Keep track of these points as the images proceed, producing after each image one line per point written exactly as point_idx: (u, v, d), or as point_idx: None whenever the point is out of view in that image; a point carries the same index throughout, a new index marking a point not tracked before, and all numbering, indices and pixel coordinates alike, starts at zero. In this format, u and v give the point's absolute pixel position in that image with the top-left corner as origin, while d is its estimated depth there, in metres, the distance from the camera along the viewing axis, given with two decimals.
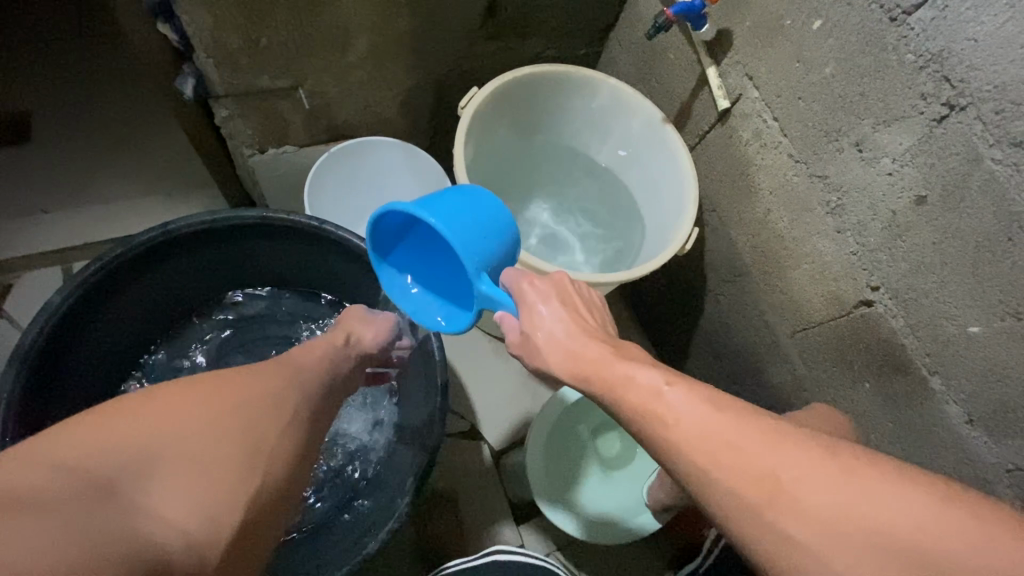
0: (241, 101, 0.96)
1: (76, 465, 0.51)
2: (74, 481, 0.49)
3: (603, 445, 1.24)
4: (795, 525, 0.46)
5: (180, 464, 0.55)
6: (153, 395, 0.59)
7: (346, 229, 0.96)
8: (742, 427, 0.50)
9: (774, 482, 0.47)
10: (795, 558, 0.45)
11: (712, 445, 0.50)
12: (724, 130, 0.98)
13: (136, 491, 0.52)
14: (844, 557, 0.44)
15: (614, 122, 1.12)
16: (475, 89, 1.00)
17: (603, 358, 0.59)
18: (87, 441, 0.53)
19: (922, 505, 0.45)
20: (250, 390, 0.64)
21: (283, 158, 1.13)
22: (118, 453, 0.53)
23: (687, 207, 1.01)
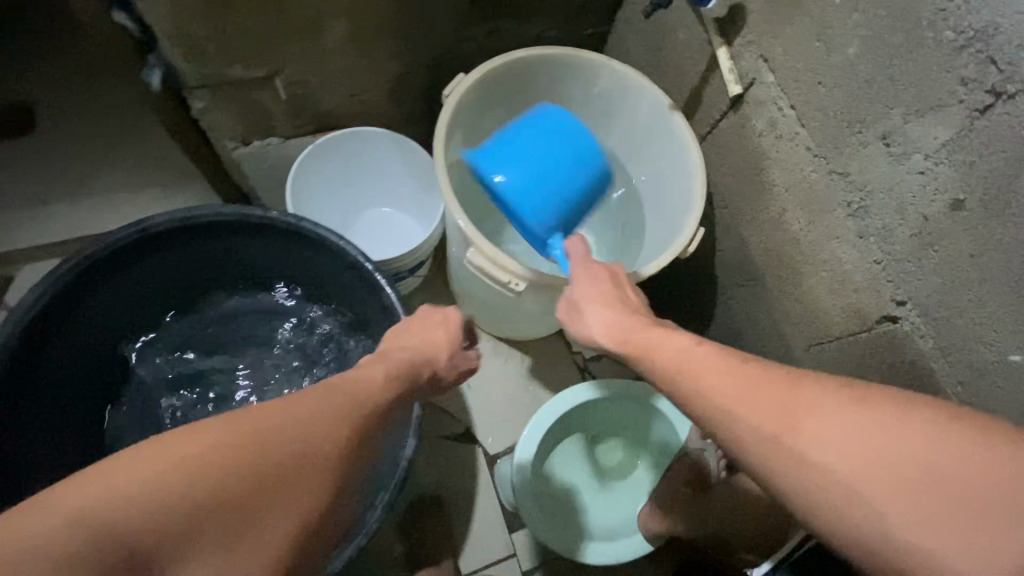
0: (216, 92, 0.92)
1: (104, 532, 0.48)
2: (104, 550, 0.48)
3: (600, 449, 1.19)
4: (818, 452, 0.50)
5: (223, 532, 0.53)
6: (205, 442, 0.53)
7: (325, 227, 0.93)
8: (760, 374, 0.55)
9: (792, 418, 0.52)
10: (810, 481, 0.50)
11: (737, 386, 0.55)
12: (736, 119, 0.88)
13: (174, 559, 0.52)
14: (866, 481, 0.48)
15: (617, 109, 1.03)
16: (462, 74, 0.93)
17: (639, 329, 0.64)
18: (126, 496, 0.49)
19: (930, 423, 0.48)
20: (299, 433, 0.57)
21: (269, 151, 1.09)
22: (165, 520, 0.50)
23: (692, 207, 0.91)
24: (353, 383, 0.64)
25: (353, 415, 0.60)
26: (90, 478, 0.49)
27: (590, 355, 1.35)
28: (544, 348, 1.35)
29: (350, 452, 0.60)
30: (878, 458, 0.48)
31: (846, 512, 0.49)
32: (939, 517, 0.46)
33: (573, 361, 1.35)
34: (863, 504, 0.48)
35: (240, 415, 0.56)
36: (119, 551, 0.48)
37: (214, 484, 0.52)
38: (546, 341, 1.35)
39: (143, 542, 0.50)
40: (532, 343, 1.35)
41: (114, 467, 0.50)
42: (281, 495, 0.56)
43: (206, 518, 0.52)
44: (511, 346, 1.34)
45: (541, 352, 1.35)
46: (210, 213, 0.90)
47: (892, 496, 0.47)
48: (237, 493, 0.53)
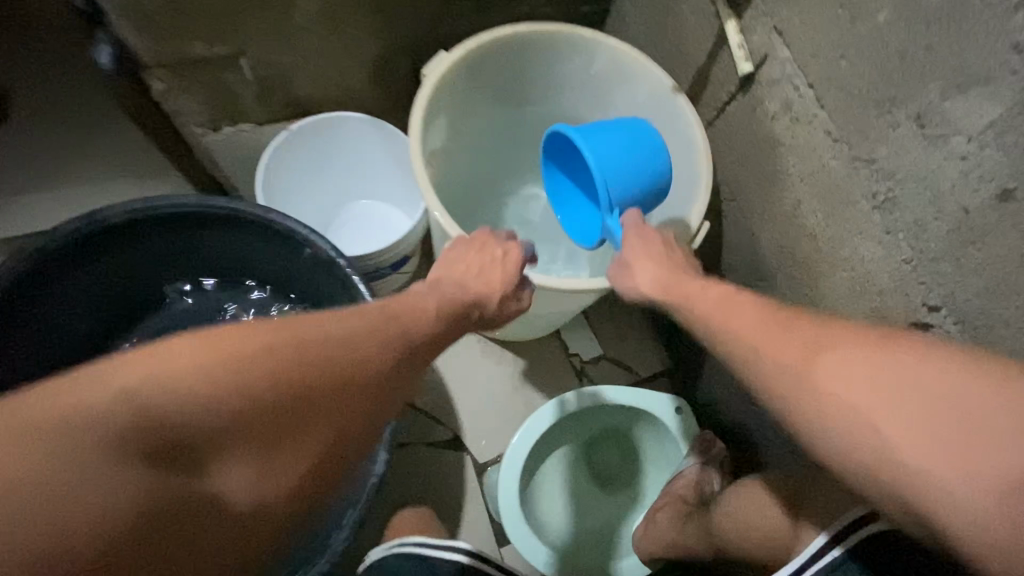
0: (177, 73, 0.84)
1: (151, 414, 0.44)
2: (145, 437, 0.44)
3: (598, 456, 1.09)
4: (845, 391, 0.46)
5: (272, 434, 0.52)
6: (264, 337, 0.52)
7: (292, 219, 0.87)
8: (786, 316, 0.53)
9: (817, 355, 0.49)
10: (837, 426, 0.46)
11: (765, 324, 0.53)
12: (746, 101, 0.79)
13: (218, 457, 0.49)
14: (894, 420, 0.44)
15: (616, 93, 0.94)
16: (444, 53, 0.84)
17: (684, 281, 0.66)
18: (184, 377, 0.46)
19: (960, 368, 0.43)
20: (348, 352, 0.57)
21: (242, 138, 1.01)
22: (221, 411, 0.48)
23: (697, 200, 0.82)
24: (377, 327, 0.61)
25: (383, 351, 0.60)
26: (140, 359, 0.46)
27: (588, 358, 1.27)
28: (539, 350, 1.27)
29: (382, 382, 0.60)
30: (915, 397, 0.44)
31: (875, 455, 0.44)
32: (986, 464, 0.41)
33: (570, 364, 1.27)
34: (888, 449, 0.43)
35: (287, 329, 0.55)
36: (170, 431, 0.45)
37: (263, 382, 0.51)
38: (542, 343, 1.28)
39: (195, 432, 0.47)
40: (527, 344, 1.27)
41: (166, 353, 0.47)
42: (319, 414, 0.56)
43: (253, 415, 0.50)
44: (504, 347, 1.26)
45: (536, 355, 1.27)
46: (169, 203, 0.86)
47: (927, 436, 0.42)
48: (297, 391, 0.53)
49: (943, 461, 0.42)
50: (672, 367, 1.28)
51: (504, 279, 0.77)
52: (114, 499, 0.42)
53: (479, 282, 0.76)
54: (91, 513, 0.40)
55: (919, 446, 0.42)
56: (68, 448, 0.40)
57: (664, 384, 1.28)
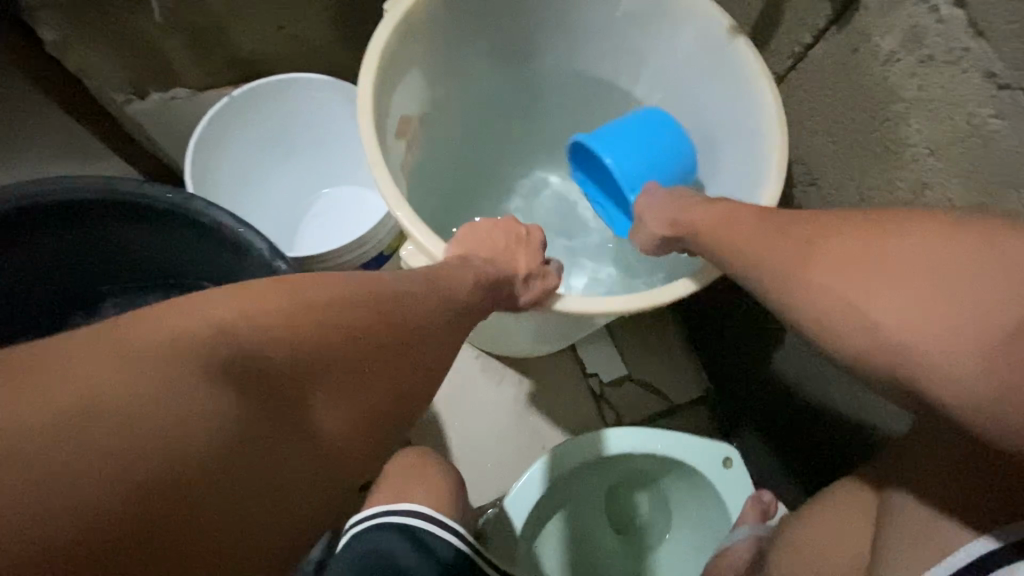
0: (67, 15, 0.65)
1: (230, 345, 0.36)
2: (228, 366, 0.36)
3: (627, 498, 0.88)
4: (829, 278, 0.41)
5: (353, 381, 0.43)
6: (339, 278, 0.44)
7: (220, 209, 0.66)
8: (791, 226, 0.45)
9: (801, 250, 0.43)
10: (837, 323, 0.41)
11: (761, 233, 0.47)
12: (841, 40, 0.55)
13: (307, 398, 0.41)
14: (881, 303, 0.38)
15: (647, 40, 0.70)
16: None
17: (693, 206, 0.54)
18: (262, 308, 0.38)
19: (953, 241, 0.36)
20: (424, 300, 0.47)
21: (177, 108, 0.82)
22: (305, 349, 0.39)
23: (763, 183, 0.59)
24: (406, 292, 0.46)
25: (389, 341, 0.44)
26: (225, 292, 0.38)
27: (607, 380, 1.05)
28: (546, 370, 1.05)
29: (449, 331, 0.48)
30: (893, 264, 0.39)
31: (857, 332, 0.40)
32: (981, 333, 0.35)
33: (586, 385, 1.05)
34: (883, 339, 0.38)
35: (326, 282, 0.43)
36: (247, 367, 0.37)
37: (333, 317, 0.41)
38: (551, 360, 1.05)
39: (279, 366, 0.39)
40: (532, 362, 1.05)
41: (241, 291, 0.39)
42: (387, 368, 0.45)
43: (331, 358, 0.41)
44: (508, 364, 1.05)
45: (542, 375, 1.04)
46: (56, 190, 0.64)
47: (908, 304, 0.37)
48: (377, 338, 0.43)
49: (920, 323, 0.37)
50: (711, 391, 1.05)
51: (530, 261, 0.56)
52: (190, 427, 0.34)
53: (500, 260, 0.55)
54: (173, 442, 0.34)
55: (894, 314, 0.38)
56: (137, 369, 0.33)
57: (700, 412, 1.04)
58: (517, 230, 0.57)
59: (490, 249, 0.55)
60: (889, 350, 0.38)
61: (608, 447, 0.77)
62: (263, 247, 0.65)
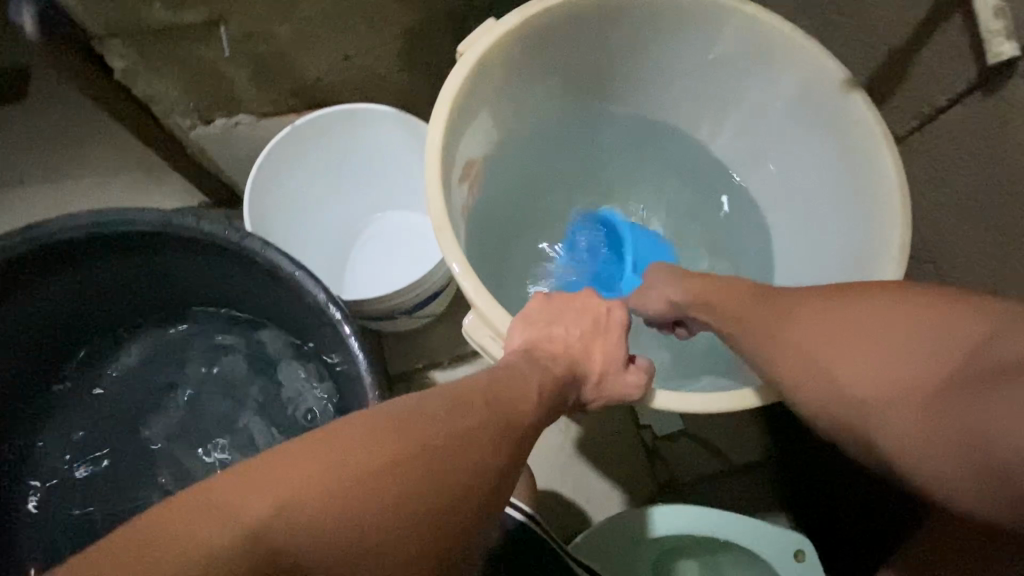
0: (140, 46, 0.63)
1: (257, 533, 0.29)
2: (251, 550, 0.29)
3: (677, 568, 0.80)
4: (796, 342, 0.43)
5: (406, 545, 0.33)
6: (391, 420, 0.36)
7: (277, 250, 0.63)
8: (793, 296, 0.45)
9: (775, 318, 0.45)
10: (833, 399, 0.41)
11: (747, 296, 0.48)
12: (991, 108, 0.47)
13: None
14: (847, 370, 0.40)
15: (743, 86, 0.63)
16: (490, 21, 0.57)
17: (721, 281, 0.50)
18: (296, 472, 0.31)
19: (907, 311, 0.39)
20: (485, 434, 0.38)
21: (240, 133, 0.80)
22: (343, 519, 0.31)
23: (879, 264, 0.51)
24: (469, 398, 0.39)
25: (463, 450, 0.36)
26: (262, 459, 0.32)
27: (662, 433, 0.98)
28: (596, 417, 0.99)
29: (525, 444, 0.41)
30: (847, 335, 0.41)
31: (831, 399, 0.41)
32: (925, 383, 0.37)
33: (638, 436, 0.98)
34: (856, 402, 0.40)
35: (378, 415, 0.36)
36: (269, 549, 0.29)
37: (396, 450, 0.34)
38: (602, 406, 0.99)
39: (311, 547, 0.30)
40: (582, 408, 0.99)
41: (278, 453, 0.32)
42: (464, 506, 0.35)
43: (371, 526, 0.32)
44: None
45: (592, 423, 0.98)
46: (116, 223, 0.62)
47: (863, 363, 0.40)
48: (432, 486, 0.34)
49: (867, 377, 0.39)
50: (774, 453, 0.97)
51: (607, 359, 0.49)
52: None
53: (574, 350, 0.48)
54: None
55: (857, 377, 0.40)
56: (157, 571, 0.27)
57: (762, 476, 0.96)
58: (593, 314, 0.51)
59: (563, 346, 0.48)
60: (859, 410, 0.40)
61: (652, 528, 0.71)
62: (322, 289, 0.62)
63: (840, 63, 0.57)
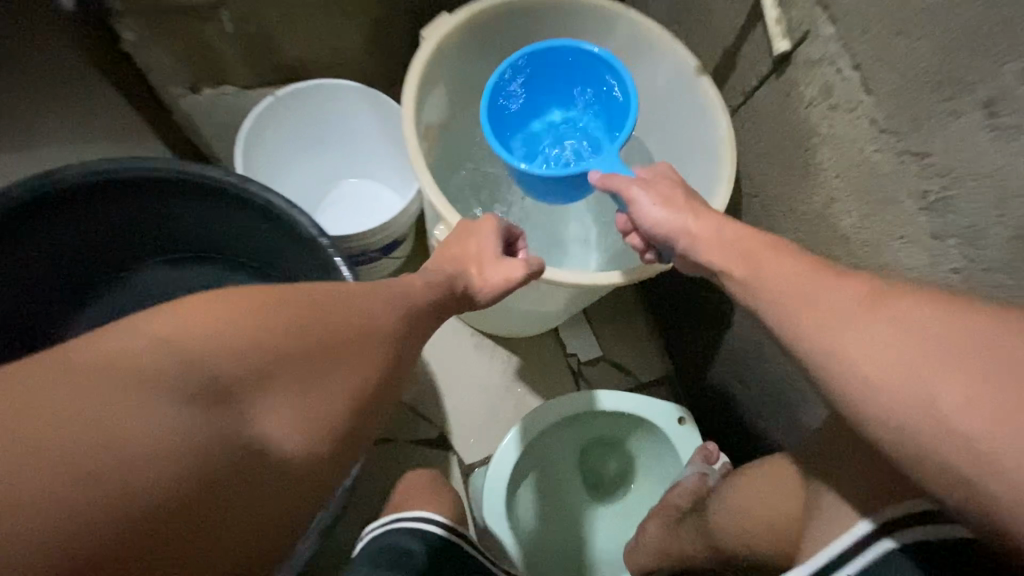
0: (150, 21, 0.76)
1: (183, 361, 0.40)
2: (177, 376, 0.39)
3: (597, 460, 1.02)
4: (896, 343, 0.41)
5: (293, 379, 0.45)
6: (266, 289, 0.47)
7: (271, 191, 0.78)
8: (879, 292, 0.44)
9: (870, 306, 0.43)
10: (896, 414, 0.40)
11: (812, 282, 0.48)
12: (780, 85, 0.71)
13: (254, 405, 0.43)
14: (955, 392, 0.38)
15: (634, 71, 0.86)
16: (445, 16, 0.76)
17: (749, 236, 0.55)
18: (196, 320, 0.41)
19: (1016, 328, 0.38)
20: (359, 307, 0.51)
21: (224, 102, 0.93)
22: (241, 358, 0.42)
23: (718, 192, 0.75)
24: (344, 292, 0.51)
25: (347, 320, 0.49)
26: (168, 310, 0.41)
27: (586, 358, 1.20)
28: (533, 352, 1.19)
29: (393, 335, 0.54)
30: (944, 333, 0.40)
31: (926, 428, 0.39)
32: None
33: (567, 365, 1.20)
34: (939, 427, 0.38)
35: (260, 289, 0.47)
36: (191, 378, 0.40)
37: (263, 329, 0.44)
38: (538, 340, 1.20)
39: (221, 377, 0.41)
40: (522, 342, 1.19)
41: (177, 306, 0.42)
42: (345, 364, 0.49)
43: (267, 369, 0.43)
44: (501, 343, 1.19)
45: (530, 356, 1.19)
46: (132, 168, 0.76)
47: (990, 395, 0.37)
48: (313, 341, 0.47)
49: (989, 414, 0.37)
50: (674, 373, 1.21)
51: (484, 249, 0.69)
52: (157, 423, 0.37)
53: (469, 264, 0.67)
54: (128, 461, 0.36)
55: (956, 384, 0.38)
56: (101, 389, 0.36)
57: (664, 391, 1.20)
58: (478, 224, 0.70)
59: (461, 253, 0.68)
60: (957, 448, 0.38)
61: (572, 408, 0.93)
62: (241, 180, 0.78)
63: (696, 55, 0.81)
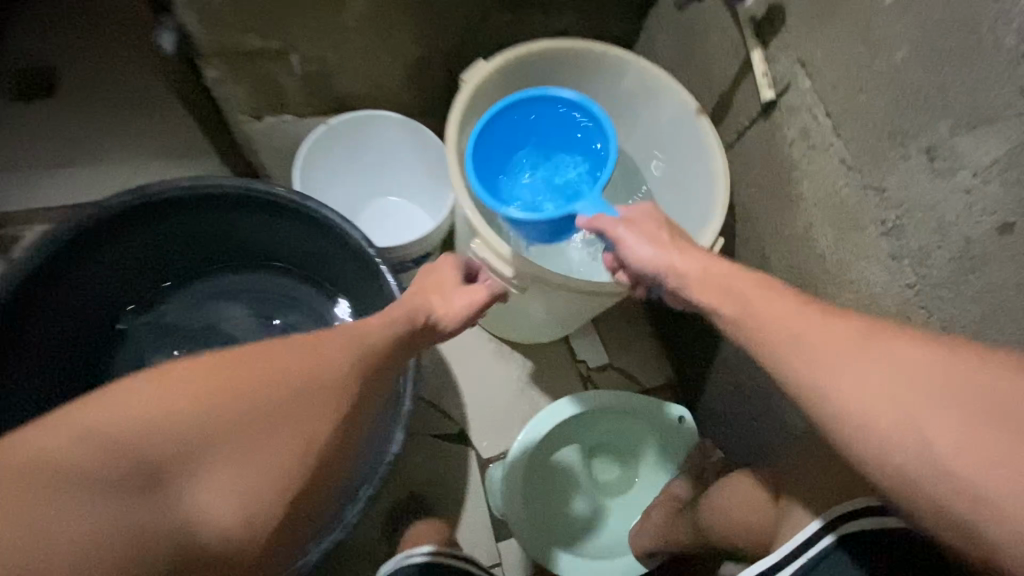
0: (231, 61, 0.89)
1: (122, 453, 0.50)
2: (116, 467, 0.50)
3: (605, 458, 1.12)
4: (881, 379, 0.47)
5: (227, 451, 0.57)
6: (208, 367, 0.57)
7: (329, 208, 0.89)
8: (862, 330, 0.50)
9: (857, 345, 0.49)
10: (884, 442, 0.46)
11: (806, 320, 0.53)
12: (768, 127, 0.83)
13: (188, 481, 0.54)
14: (932, 420, 0.45)
15: (642, 109, 0.98)
16: (482, 62, 0.89)
17: (736, 275, 0.60)
18: (135, 412, 0.52)
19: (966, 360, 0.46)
20: (297, 376, 0.61)
21: (282, 129, 1.06)
22: (176, 437, 0.53)
23: (714, 215, 0.86)
24: (286, 363, 0.61)
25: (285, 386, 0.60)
26: (113, 402, 0.52)
27: (594, 365, 1.31)
28: (545, 358, 1.30)
29: (329, 398, 0.63)
30: (917, 375, 0.47)
31: (916, 456, 0.45)
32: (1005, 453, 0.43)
33: (576, 371, 1.30)
34: (920, 448, 0.45)
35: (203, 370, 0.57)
36: (129, 466, 0.50)
37: (200, 413, 0.55)
38: (550, 347, 1.31)
39: (152, 459, 0.52)
40: (536, 348, 1.30)
41: (124, 397, 0.52)
42: (287, 418, 0.61)
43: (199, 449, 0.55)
44: (516, 349, 1.30)
45: (542, 362, 1.30)
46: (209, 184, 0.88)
47: (960, 424, 0.44)
48: (250, 412, 0.58)
49: (964, 443, 0.44)
50: (675, 381, 1.31)
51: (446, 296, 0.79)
52: (96, 513, 0.48)
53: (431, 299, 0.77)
54: (72, 544, 0.47)
55: (934, 413, 0.45)
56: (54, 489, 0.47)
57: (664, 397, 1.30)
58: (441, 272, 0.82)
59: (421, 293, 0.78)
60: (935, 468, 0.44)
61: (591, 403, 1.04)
62: (273, 189, 0.89)
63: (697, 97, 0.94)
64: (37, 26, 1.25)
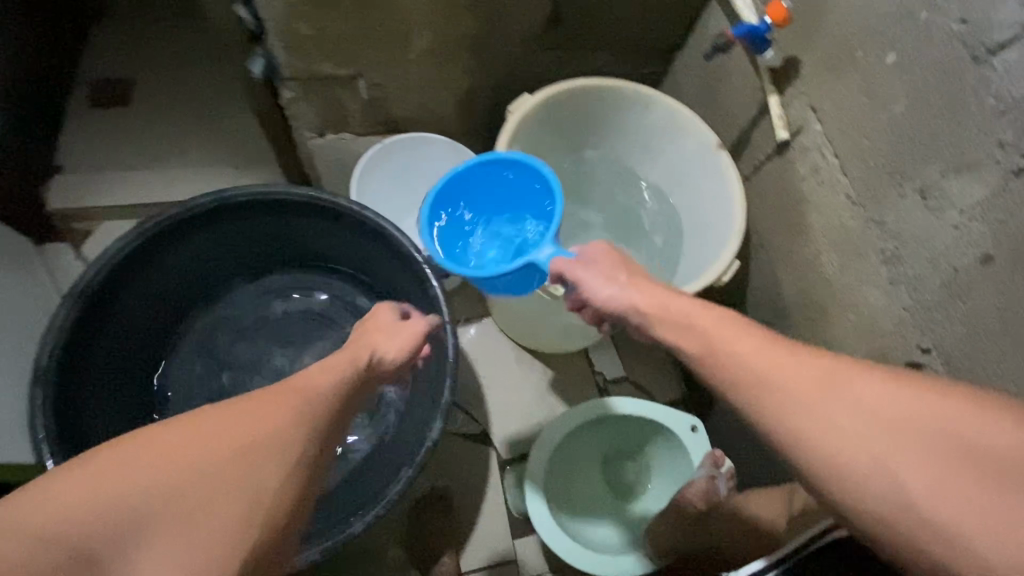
0: (306, 85, 1.01)
1: (61, 539, 0.48)
2: (50, 553, 0.47)
3: (619, 465, 1.20)
4: (851, 422, 0.51)
5: (179, 514, 0.52)
6: (159, 431, 0.55)
7: (384, 216, 0.98)
8: (833, 368, 0.54)
9: (829, 383, 0.53)
10: (855, 482, 0.50)
11: (784, 364, 0.55)
12: (781, 163, 0.93)
13: (129, 554, 0.50)
14: (899, 457, 0.49)
15: (666, 143, 1.09)
16: (527, 95, 1.00)
17: (715, 324, 0.59)
18: (69, 496, 0.50)
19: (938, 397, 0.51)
20: (242, 427, 0.56)
21: (340, 145, 1.17)
22: (113, 510, 0.50)
23: (730, 240, 0.95)
24: (229, 414, 0.57)
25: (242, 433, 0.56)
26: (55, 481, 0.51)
27: (610, 376, 1.38)
28: (565, 368, 1.38)
29: (282, 438, 0.58)
30: (884, 414, 0.51)
31: (888, 494, 0.48)
32: (968, 490, 0.46)
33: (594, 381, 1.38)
34: (891, 482, 0.48)
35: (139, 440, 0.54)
36: (67, 551, 0.48)
37: (137, 483, 0.51)
38: (570, 358, 1.39)
39: (81, 542, 0.48)
40: (556, 358, 1.39)
41: (64, 477, 0.51)
42: (243, 470, 0.55)
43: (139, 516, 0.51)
44: (538, 358, 1.38)
45: (562, 371, 1.38)
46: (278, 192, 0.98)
47: (924, 466, 0.48)
48: (201, 473, 0.53)
49: (932, 484, 0.47)
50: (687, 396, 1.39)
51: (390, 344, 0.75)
52: None
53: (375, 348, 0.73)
54: None
55: (902, 455, 0.49)
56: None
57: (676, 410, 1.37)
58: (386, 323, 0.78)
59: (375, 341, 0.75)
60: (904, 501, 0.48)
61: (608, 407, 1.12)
62: (333, 198, 0.98)
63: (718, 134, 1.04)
64: (120, 42, 1.38)
